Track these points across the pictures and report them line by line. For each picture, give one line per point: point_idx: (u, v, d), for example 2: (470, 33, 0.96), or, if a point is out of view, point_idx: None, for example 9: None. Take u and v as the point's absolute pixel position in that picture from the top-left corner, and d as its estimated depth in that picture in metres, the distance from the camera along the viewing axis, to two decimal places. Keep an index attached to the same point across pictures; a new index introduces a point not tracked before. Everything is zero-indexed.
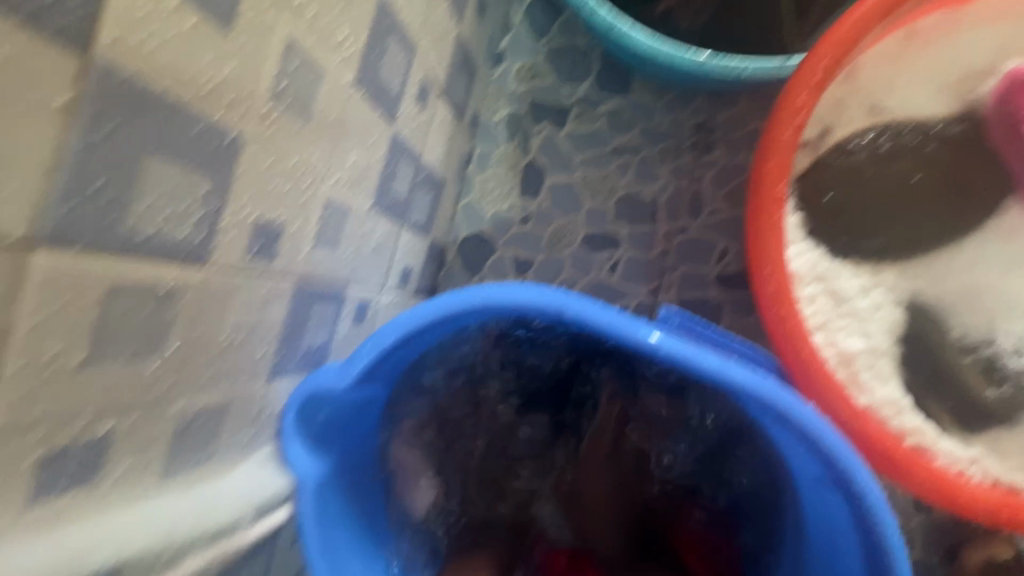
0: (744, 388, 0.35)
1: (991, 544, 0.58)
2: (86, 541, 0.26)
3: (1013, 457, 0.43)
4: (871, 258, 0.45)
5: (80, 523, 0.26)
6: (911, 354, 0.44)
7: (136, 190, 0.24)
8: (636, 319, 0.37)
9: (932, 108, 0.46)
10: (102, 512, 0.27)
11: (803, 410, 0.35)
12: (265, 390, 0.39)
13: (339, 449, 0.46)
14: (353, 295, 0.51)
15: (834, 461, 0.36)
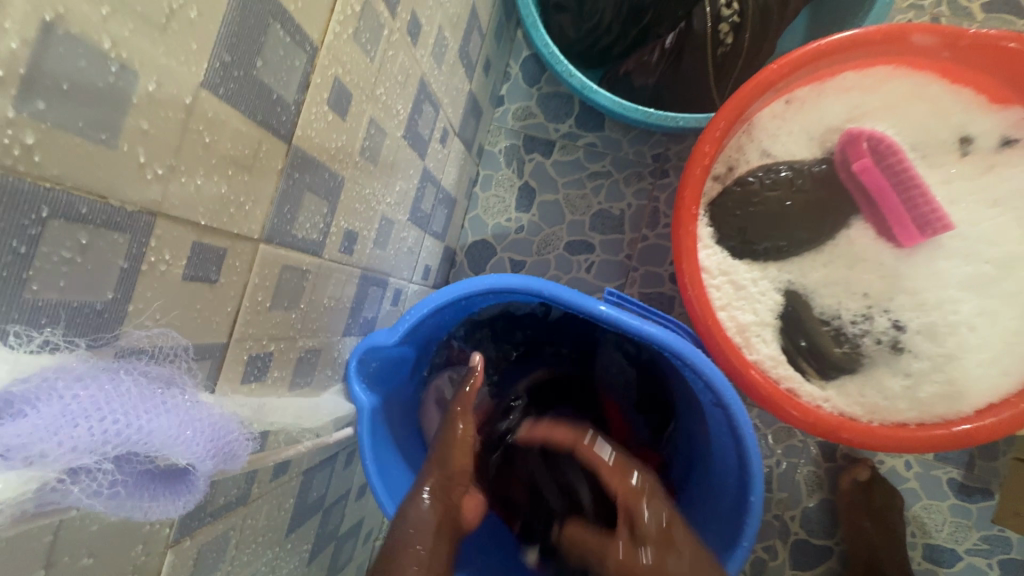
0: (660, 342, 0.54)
1: (855, 468, 0.82)
2: (280, 407, 0.46)
3: (860, 399, 0.61)
4: (759, 257, 0.65)
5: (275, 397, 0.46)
6: (787, 325, 0.63)
7: (299, 211, 0.43)
8: (590, 297, 0.56)
9: (803, 153, 0.65)
10: (278, 396, 0.47)
11: (697, 356, 0.54)
12: (341, 343, 0.58)
13: (382, 394, 0.64)
14: (392, 283, 0.70)
15: (716, 388, 0.54)
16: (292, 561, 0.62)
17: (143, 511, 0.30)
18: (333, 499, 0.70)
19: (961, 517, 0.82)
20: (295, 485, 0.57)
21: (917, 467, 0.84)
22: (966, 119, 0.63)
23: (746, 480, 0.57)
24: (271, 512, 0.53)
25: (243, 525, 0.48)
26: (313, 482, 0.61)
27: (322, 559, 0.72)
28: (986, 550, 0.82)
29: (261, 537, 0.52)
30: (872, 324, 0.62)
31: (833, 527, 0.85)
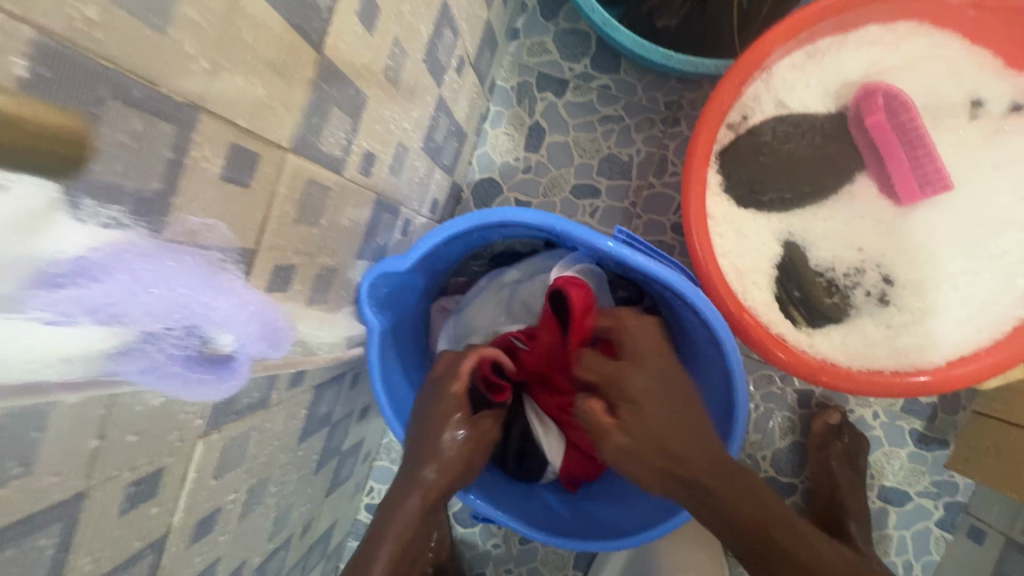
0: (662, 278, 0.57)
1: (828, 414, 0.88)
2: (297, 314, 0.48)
3: (842, 344, 0.65)
4: (764, 207, 0.66)
5: (296, 306, 0.47)
6: (782, 275, 0.66)
7: (324, 124, 0.43)
8: (598, 233, 0.57)
9: (819, 105, 0.65)
10: (297, 303, 0.48)
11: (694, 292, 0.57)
12: (354, 266, 0.60)
13: (391, 317, 0.67)
14: (402, 213, 0.71)
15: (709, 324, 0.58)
16: (301, 470, 0.66)
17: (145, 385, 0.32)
18: (338, 416, 0.74)
19: (917, 464, 0.89)
20: (307, 397, 0.59)
21: (883, 417, 0.90)
22: (982, 82, 0.63)
23: (729, 414, 0.62)
24: (286, 420, 0.56)
25: (261, 428, 0.51)
26: (322, 398, 0.64)
27: (326, 471, 0.77)
28: (935, 493, 0.89)
29: (276, 442, 0.56)
30: (864, 276, 0.65)
31: (800, 468, 0.92)
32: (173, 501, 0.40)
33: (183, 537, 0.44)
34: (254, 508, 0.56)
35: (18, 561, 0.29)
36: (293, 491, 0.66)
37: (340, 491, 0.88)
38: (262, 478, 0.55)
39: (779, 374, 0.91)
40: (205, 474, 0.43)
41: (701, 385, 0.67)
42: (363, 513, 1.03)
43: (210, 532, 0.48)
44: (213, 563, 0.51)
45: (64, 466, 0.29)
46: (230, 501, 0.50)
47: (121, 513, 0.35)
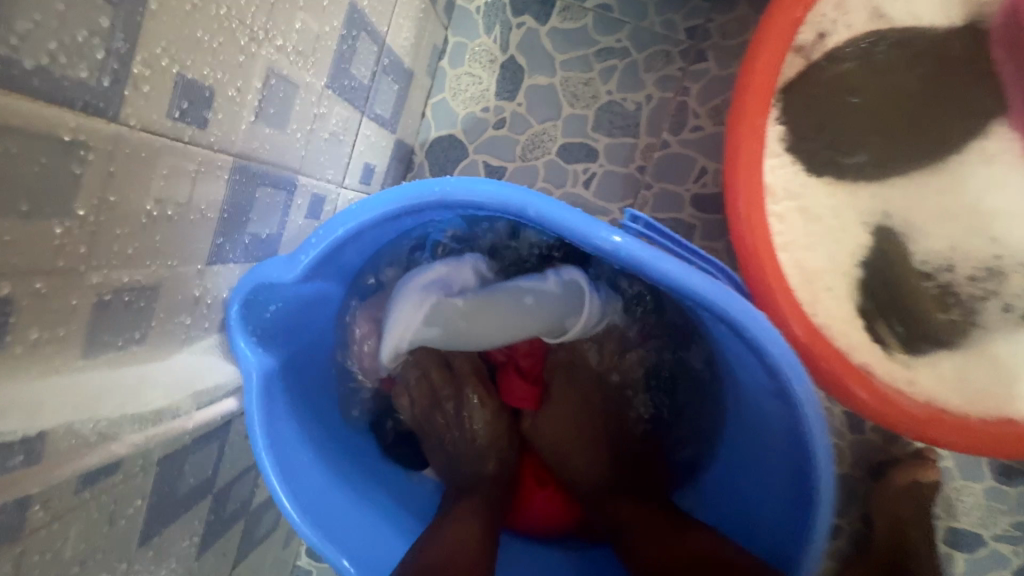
0: (701, 297, 0.34)
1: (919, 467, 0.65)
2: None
3: (954, 379, 0.44)
4: (850, 175, 0.44)
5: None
6: (871, 278, 0.44)
7: (11, 6, 0.20)
8: (596, 220, 0.35)
9: (939, 15, 0.42)
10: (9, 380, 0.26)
11: (753, 320, 0.34)
12: (203, 276, 0.37)
13: (290, 347, 0.44)
14: (306, 187, 0.47)
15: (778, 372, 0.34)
16: (163, 568, 0.45)
17: None
18: (231, 476, 0.52)
19: (995, 501, 0.71)
20: (144, 480, 0.38)
21: None
22: None
23: (791, 513, 0.39)
24: (92, 530, 0.34)
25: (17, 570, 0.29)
26: (184, 471, 0.43)
27: (222, 544, 0.56)
28: (1015, 536, 0.71)
29: (80, 564, 0.35)
30: (1002, 283, 0.45)
31: (847, 507, 0.72)
32: None
33: None
34: None
35: None
36: None
37: (259, 550, 0.68)
38: None
39: None
40: None
41: (740, 451, 0.45)
42: (303, 559, 0.83)
43: None
44: None
45: None
46: None
47: None
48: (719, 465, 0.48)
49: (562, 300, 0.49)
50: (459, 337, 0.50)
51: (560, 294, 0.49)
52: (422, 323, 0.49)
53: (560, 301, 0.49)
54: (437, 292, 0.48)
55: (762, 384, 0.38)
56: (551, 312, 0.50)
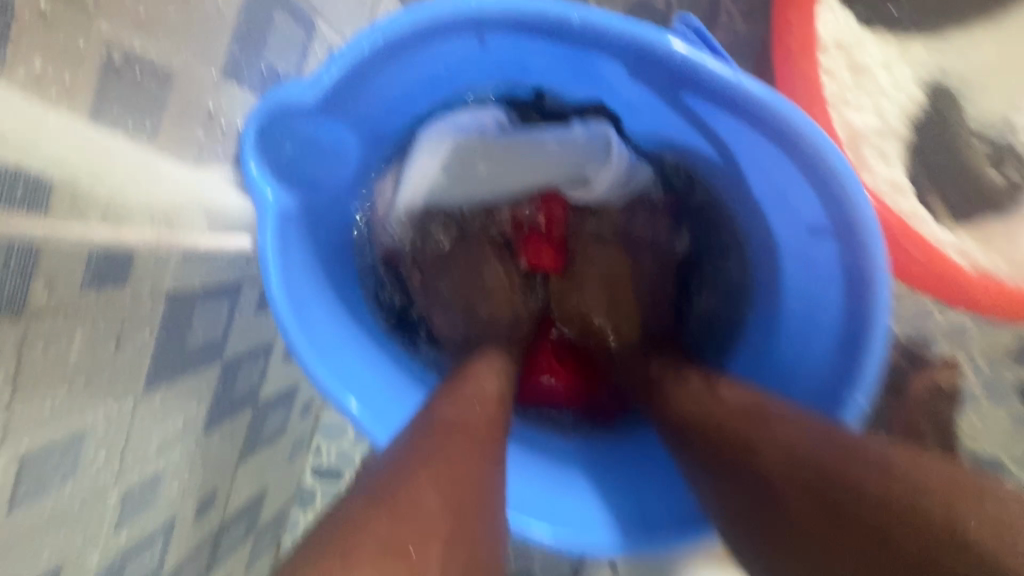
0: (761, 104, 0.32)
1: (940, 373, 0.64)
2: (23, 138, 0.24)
3: (1000, 248, 0.43)
4: (892, 27, 0.46)
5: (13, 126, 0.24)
6: (922, 136, 0.45)
7: None
8: (654, 27, 0.33)
9: None
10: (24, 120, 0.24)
11: (813, 132, 0.32)
12: (217, 88, 0.35)
13: (310, 194, 0.42)
14: (327, 39, 0.45)
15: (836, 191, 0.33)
16: (169, 425, 0.43)
17: None
18: (245, 351, 0.51)
19: None
20: (160, 312, 0.36)
21: (990, 367, 0.68)
22: None
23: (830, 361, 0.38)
24: (96, 342, 0.32)
25: (14, 350, 0.27)
26: (196, 317, 0.41)
27: (229, 428, 0.54)
28: None
29: (94, 382, 0.33)
30: None
31: None
32: None
33: None
34: (48, 489, 0.33)
35: None
36: (161, 459, 0.43)
37: (266, 454, 0.66)
38: (55, 440, 0.32)
39: None
40: None
41: (772, 317, 0.44)
42: (309, 479, 0.81)
43: None
44: None
45: None
46: None
47: None
48: (745, 339, 0.47)
49: (585, 145, 0.48)
50: (476, 182, 0.50)
51: (584, 141, 0.48)
52: (438, 169, 0.49)
53: (583, 149, 0.48)
54: (456, 133, 0.48)
55: (807, 222, 0.37)
56: (572, 158, 0.49)
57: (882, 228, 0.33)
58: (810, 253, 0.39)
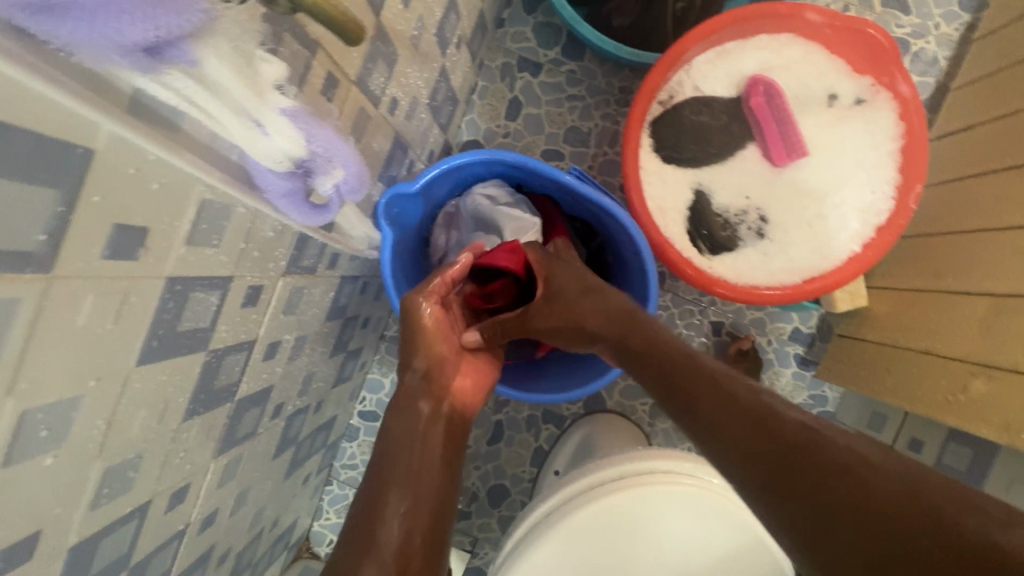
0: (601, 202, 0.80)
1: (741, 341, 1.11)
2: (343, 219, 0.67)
3: (730, 267, 0.88)
4: (684, 164, 0.90)
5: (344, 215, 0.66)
6: (694, 214, 0.89)
7: (374, 73, 0.63)
8: (560, 169, 0.81)
9: (724, 91, 0.89)
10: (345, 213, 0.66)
11: (623, 214, 0.80)
12: (376, 184, 0.80)
13: (399, 232, 0.88)
14: (410, 154, 0.91)
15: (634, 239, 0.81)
16: (324, 345, 0.86)
17: (255, 197, 0.47)
18: (350, 313, 0.93)
19: (799, 380, 1.14)
20: (335, 282, 0.79)
21: (775, 344, 1.15)
22: (837, 80, 0.88)
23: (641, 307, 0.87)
24: (321, 293, 0.76)
25: (308, 289, 0.70)
26: (342, 288, 0.83)
27: (336, 360, 0.96)
28: (810, 404, 1.14)
29: (314, 309, 0.75)
30: (747, 216, 0.89)
31: None
32: (263, 316, 0.60)
33: (261, 347, 0.63)
34: (296, 356, 0.75)
35: (202, 304, 0.48)
36: (315, 361, 0.84)
37: (342, 388, 1.07)
38: (302, 334, 0.74)
39: (698, 308, 1.16)
40: (278, 306, 0.63)
41: (627, 294, 0.92)
42: (356, 418, 1.23)
43: (273, 358, 0.67)
44: (269, 388, 0.70)
45: (228, 253, 0.48)
46: (286, 338, 0.69)
47: (241, 306, 0.55)
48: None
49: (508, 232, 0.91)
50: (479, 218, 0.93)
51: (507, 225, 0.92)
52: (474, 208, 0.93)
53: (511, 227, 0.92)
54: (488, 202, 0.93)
55: (630, 251, 0.85)
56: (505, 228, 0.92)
57: (652, 253, 0.81)
58: (635, 265, 0.86)
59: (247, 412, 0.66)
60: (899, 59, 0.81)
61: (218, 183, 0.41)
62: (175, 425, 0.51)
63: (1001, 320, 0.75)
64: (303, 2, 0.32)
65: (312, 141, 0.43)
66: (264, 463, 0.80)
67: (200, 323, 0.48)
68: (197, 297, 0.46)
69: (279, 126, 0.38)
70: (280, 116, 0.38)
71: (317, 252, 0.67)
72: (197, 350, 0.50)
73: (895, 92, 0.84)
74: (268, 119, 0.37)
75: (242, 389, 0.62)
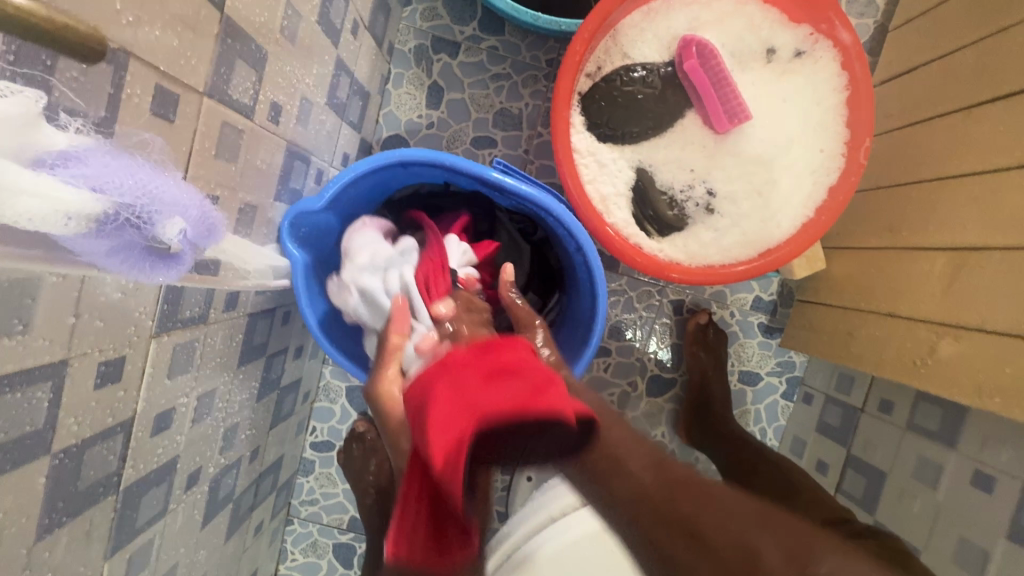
0: (531, 197, 0.73)
1: (698, 315, 1.07)
2: (228, 249, 0.57)
3: (682, 249, 0.82)
4: (620, 142, 0.82)
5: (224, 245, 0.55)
6: (638, 197, 0.82)
7: (235, 79, 0.52)
8: (483, 165, 0.72)
9: (655, 56, 0.81)
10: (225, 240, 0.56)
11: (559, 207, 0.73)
12: (273, 204, 0.69)
13: (313, 254, 0.78)
14: (314, 164, 0.80)
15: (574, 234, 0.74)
16: (244, 392, 0.75)
17: (105, 266, 0.37)
18: (274, 350, 0.83)
19: (765, 350, 1.10)
20: (242, 323, 0.69)
21: (738, 315, 1.10)
22: (773, 33, 0.81)
23: (593, 307, 0.80)
24: (225, 340, 0.65)
25: (203, 341, 0.59)
26: (255, 325, 0.73)
27: (268, 401, 0.86)
28: (779, 372, 1.11)
29: (220, 359, 0.65)
30: (693, 191, 0.83)
31: (678, 364, 1.11)
32: (134, 389, 0.50)
33: (146, 423, 0.53)
34: (206, 415, 0.65)
35: (22, 405, 0.38)
36: (237, 411, 0.74)
37: (284, 426, 0.97)
38: (208, 390, 0.64)
39: (657, 289, 1.10)
40: (159, 373, 0.53)
41: (577, 290, 0.85)
42: (309, 450, 1.13)
43: (168, 428, 0.57)
44: (173, 460, 0.60)
45: (48, 334, 0.38)
46: (183, 403, 0.59)
47: (95, 388, 0.45)
48: (570, 299, 0.88)
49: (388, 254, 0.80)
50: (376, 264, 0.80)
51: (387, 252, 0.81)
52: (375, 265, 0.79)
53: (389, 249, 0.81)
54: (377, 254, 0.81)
55: (573, 246, 0.78)
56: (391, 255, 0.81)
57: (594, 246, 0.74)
58: (581, 260, 0.79)
59: (145, 495, 0.56)
60: (835, 3, 0.75)
61: (27, 262, 0.33)
62: (25, 548, 0.42)
63: (962, 276, 0.72)
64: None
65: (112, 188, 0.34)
66: (191, 535, 0.71)
67: (27, 427, 0.39)
68: (8, 399, 0.36)
69: (42, 179, 0.30)
70: (43, 172, 0.30)
71: (204, 298, 0.57)
72: (30, 458, 0.40)
73: (835, 41, 0.78)
74: (9, 172, 0.28)
75: (128, 474, 0.53)
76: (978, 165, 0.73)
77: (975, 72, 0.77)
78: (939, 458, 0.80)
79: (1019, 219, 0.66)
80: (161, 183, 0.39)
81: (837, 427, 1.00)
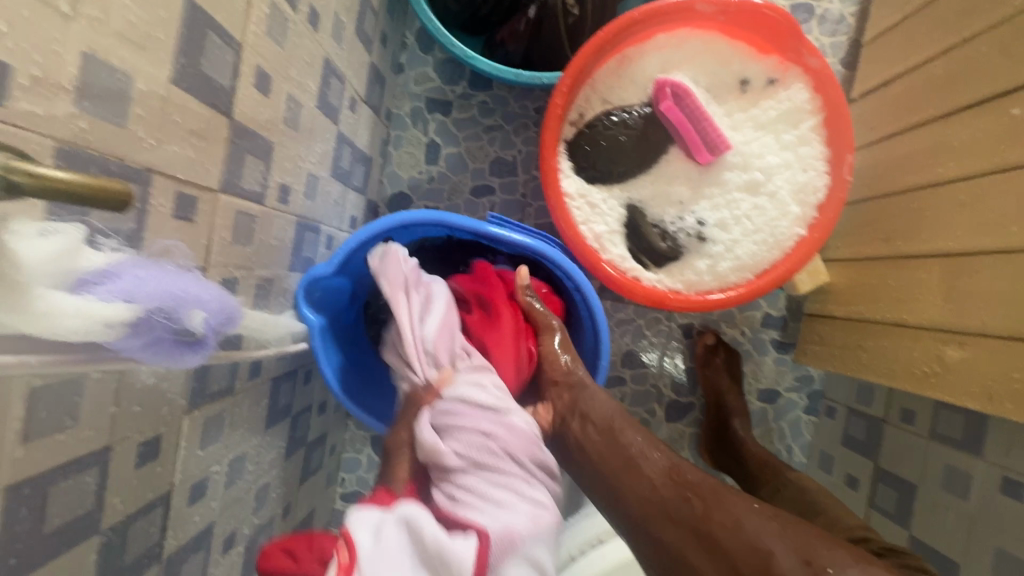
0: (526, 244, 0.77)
1: (705, 336, 1.07)
2: (249, 321, 0.62)
3: (677, 277, 0.85)
4: (606, 181, 0.86)
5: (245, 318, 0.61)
6: (630, 231, 0.86)
7: (246, 172, 0.58)
8: (477, 220, 0.77)
9: (633, 99, 0.85)
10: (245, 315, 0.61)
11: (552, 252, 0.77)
12: (286, 274, 0.74)
13: (328, 316, 0.82)
14: (324, 231, 0.86)
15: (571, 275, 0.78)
16: (272, 452, 0.79)
17: (145, 361, 0.42)
18: (297, 408, 0.87)
19: (781, 366, 1.10)
20: (265, 388, 0.73)
21: (749, 333, 1.11)
22: (745, 65, 0.85)
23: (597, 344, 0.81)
24: (251, 406, 0.69)
25: (231, 411, 0.64)
26: (277, 387, 0.78)
27: (296, 458, 0.90)
28: (797, 387, 1.10)
29: (248, 424, 0.69)
30: (683, 222, 0.86)
31: (694, 387, 1.12)
32: (171, 464, 0.54)
33: (183, 493, 0.57)
34: (238, 479, 0.69)
35: (74, 490, 0.42)
36: (267, 470, 0.78)
37: (314, 480, 1.01)
38: (239, 455, 0.68)
39: (665, 314, 1.11)
40: (192, 445, 0.57)
41: (579, 327, 0.88)
42: (340, 501, 1.16)
43: (203, 496, 0.61)
44: (209, 526, 0.64)
45: (93, 425, 0.43)
46: (217, 470, 0.63)
47: (136, 467, 0.49)
48: (575, 336, 0.90)
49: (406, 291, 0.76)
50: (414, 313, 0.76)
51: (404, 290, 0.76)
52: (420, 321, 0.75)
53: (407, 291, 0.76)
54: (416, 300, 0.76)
55: (571, 286, 0.81)
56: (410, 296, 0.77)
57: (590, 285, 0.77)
58: (580, 300, 0.82)
59: (186, 561, 0.60)
60: (801, 35, 0.78)
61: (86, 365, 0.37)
62: None
63: (960, 283, 0.72)
64: (37, 186, 0.28)
65: (143, 295, 0.39)
66: None
67: (78, 510, 0.43)
68: (62, 487, 0.41)
69: (81, 298, 0.35)
70: (84, 292, 0.35)
71: (229, 370, 0.62)
72: (84, 537, 0.44)
73: (803, 66, 0.81)
74: (58, 301, 0.33)
75: (169, 544, 0.56)
76: (960, 172, 0.75)
77: (946, 82, 0.79)
78: (967, 467, 0.79)
79: (1006, 222, 0.67)
80: (185, 280, 0.44)
81: (862, 440, 0.98)
